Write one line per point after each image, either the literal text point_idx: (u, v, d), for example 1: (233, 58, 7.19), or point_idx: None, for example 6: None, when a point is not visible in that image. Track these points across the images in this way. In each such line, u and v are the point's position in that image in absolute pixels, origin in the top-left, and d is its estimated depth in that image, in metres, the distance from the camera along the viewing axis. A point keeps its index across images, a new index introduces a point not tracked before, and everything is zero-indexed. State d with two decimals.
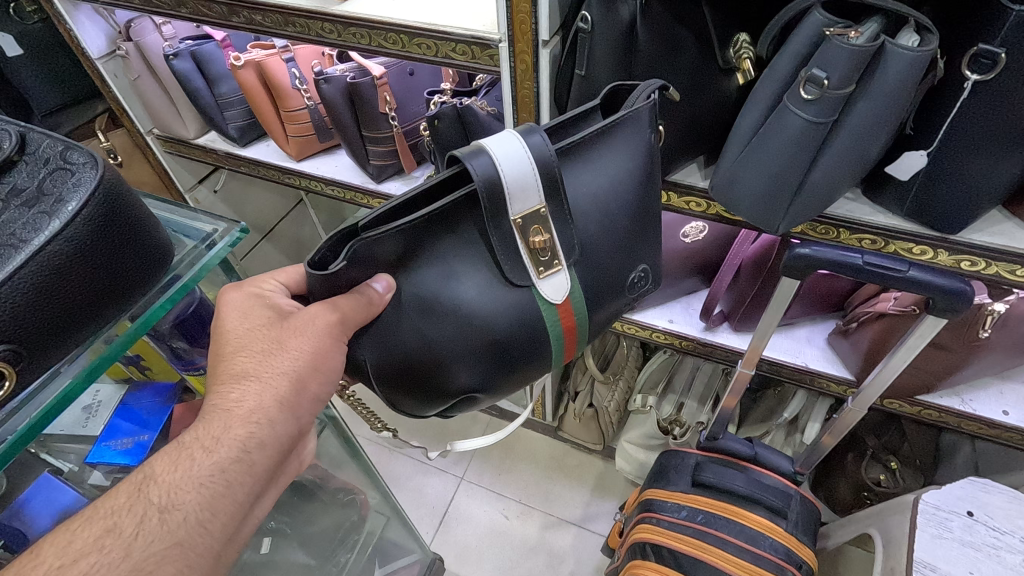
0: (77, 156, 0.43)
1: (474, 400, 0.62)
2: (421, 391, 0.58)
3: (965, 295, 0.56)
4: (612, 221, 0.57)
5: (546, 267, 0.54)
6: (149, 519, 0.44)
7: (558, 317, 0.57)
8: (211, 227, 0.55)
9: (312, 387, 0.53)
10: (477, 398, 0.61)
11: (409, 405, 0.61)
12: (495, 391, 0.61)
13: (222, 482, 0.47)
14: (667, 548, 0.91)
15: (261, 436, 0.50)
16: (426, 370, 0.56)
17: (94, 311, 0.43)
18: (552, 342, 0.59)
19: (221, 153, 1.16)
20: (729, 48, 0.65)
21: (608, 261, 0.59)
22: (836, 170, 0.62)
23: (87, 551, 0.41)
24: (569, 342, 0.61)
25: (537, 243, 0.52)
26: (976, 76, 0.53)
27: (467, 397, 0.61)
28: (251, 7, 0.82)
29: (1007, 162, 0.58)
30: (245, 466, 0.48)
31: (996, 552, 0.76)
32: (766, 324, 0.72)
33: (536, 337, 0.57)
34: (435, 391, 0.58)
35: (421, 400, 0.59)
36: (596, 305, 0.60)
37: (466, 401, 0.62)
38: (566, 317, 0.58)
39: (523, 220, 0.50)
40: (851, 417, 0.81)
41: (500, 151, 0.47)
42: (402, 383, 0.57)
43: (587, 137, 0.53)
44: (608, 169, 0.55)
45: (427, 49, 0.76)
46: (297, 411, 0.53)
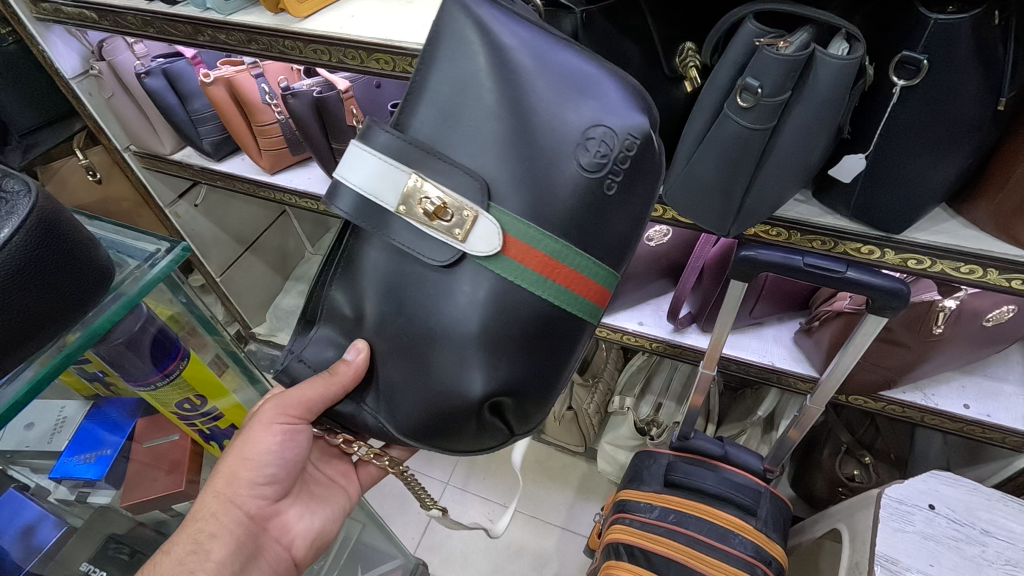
0: (14, 184, 0.43)
1: (521, 407, 0.53)
2: (448, 422, 0.52)
3: (901, 294, 0.58)
4: (514, 117, 0.49)
5: (460, 227, 0.48)
6: None
7: (523, 266, 0.49)
8: (154, 246, 0.56)
9: (241, 475, 0.60)
10: (527, 394, 0.53)
11: (459, 442, 0.54)
12: (541, 376, 0.53)
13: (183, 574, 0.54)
14: (639, 548, 0.92)
15: (210, 528, 0.58)
16: (437, 402, 0.51)
17: (32, 331, 0.43)
18: (541, 294, 0.50)
19: (197, 168, 1.18)
20: (675, 57, 0.66)
21: (542, 156, 0.49)
22: (779, 173, 0.63)
23: None
24: (575, 280, 0.51)
25: (433, 211, 0.48)
26: (902, 81, 0.55)
27: (515, 400, 0.52)
28: (215, 26, 0.84)
29: (942, 162, 0.60)
30: (201, 556, 0.55)
31: (955, 544, 0.77)
32: (722, 323, 0.74)
33: (515, 303, 0.50)
34: (466, 418, 0.52)
35: (459, 433, 0.53)
36: (577, 216, 0.50)
37: (511, 410, 0.53)
38: (529, 258, 0.49)
39: (411, 206, 0.49)
40: (813, 412, 0.82)
41: (350, 172, 0.50)
42: (430, 425, 0.53)
43: (419, 74, 0.52)
44: (464, 79, 0.50)
45: (385, 64, 0.77)
46: (234, 500, 0.60)
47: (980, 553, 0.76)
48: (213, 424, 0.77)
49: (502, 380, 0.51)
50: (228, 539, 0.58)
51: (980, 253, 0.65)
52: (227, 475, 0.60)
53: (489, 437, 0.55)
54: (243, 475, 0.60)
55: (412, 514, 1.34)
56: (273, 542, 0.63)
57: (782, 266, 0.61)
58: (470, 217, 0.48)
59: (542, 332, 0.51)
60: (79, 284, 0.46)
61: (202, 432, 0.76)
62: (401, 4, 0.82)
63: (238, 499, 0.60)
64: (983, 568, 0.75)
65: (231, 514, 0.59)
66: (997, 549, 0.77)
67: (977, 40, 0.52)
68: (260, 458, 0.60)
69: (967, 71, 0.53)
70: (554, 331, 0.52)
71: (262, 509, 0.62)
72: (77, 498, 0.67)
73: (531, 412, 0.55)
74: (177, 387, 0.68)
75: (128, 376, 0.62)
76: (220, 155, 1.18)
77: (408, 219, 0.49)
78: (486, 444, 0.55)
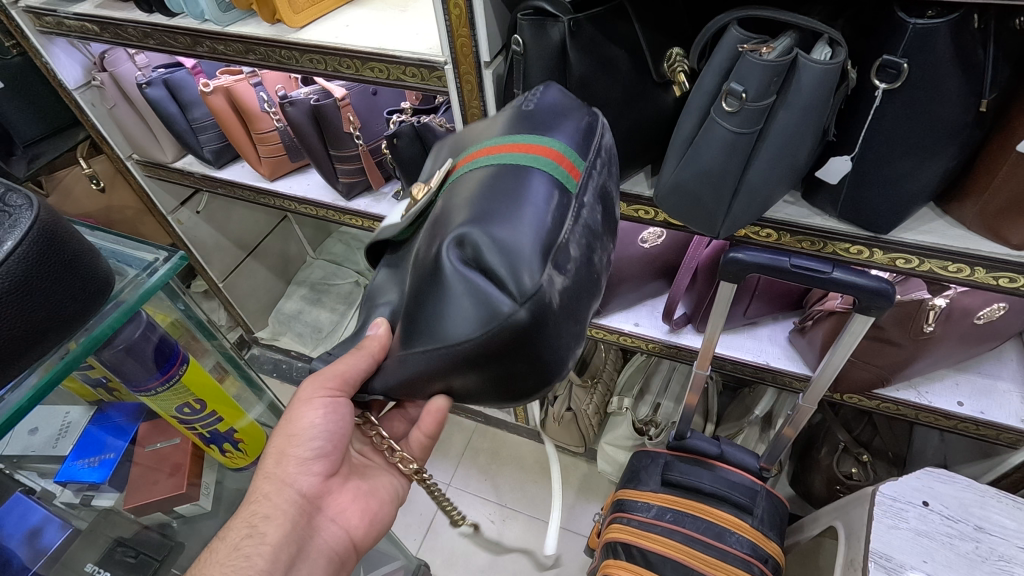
0: (15, 198, 0.44)
1: (501, 250, 0.39)
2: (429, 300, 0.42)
3: (886, 293, 0.59)
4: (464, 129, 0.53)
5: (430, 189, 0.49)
6: None
7: (465, 167, 0.45)
8: (152, 255, 0.58)
9: (288, 456, 0.62)
10: (506, 225, 0.39)
11: (453, 326, 0.42)
12: (520, 208, 0.40)
13: (241, 558, 0.55)
14: (636, 547, 0.93)
15: (265, 510, 0.59)
16: (419, 292, 0.43)
17: (35, 339, 0.44)
18: (490, 167, 0.42)
19: (198, 176, 1.20)
20: (663, 62, 0.68)
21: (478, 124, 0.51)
22: (768, 176, 0.64)
23: None
24: (515, 148, 0.43)
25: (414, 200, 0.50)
26: (883, 84, 0.57)
27: (492, 237, 0.39)
28: (213, 37, 0.86)
29: (926, 163, 0.61)
30: (256, 539, 0.57)
31: (949, 540, 0.78)
32: (714, 324, 0.75)
33: (466, 184, 0.43)
34: (444, 284, 0.41)
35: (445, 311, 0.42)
36: (511, 118, 0.46)
37: (491, 259, 0.39)
38: (472, 158, 0.45)
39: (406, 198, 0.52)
40: (806, 411, 0.83)
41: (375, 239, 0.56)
42: (420, 315, 0.44)
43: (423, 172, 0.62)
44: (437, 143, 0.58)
45: (380, 73, 0.79)
46: (286, 479, 0.61)
47: (974, 549, 0.77)
48: (213, 427, 0.76)
49: (467, 219, 0.40)
50: (283, 522, 0.59)
51: (968, 253, 0.66)
52: (276, 453, 0.62)
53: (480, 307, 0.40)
54: (291, 452, 0.62)
55: (414, 516, 1.35)
56: (326, 522, 0.63)
57: (774, 268, 0.62)
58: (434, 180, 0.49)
59: (502, 184, 0.41)
60: (79, 292, 0.47)
61: (202, 436, 0.76)
62: (394, 13, 0.84)
63: (290, 478, 0.61)
64: (977, 564, 0.76)
65: (284, 495, 0.61)
66: (991, 545, 0.77)
67: (956, 44, 0.53)
68: (307, 432, 0.61)
69: (948, 74, 0.54)
70: (517, 184, 0.40)
71: (314, 486, 0.63)
72: (81, 501, 0.68)
73: (527, 262, 0.39)
74: (177, 392, 0.69)
75: (131, 383, 0.64)
76: (220, 163, 1.19)
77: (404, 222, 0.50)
78: (488, 322, 0.40)
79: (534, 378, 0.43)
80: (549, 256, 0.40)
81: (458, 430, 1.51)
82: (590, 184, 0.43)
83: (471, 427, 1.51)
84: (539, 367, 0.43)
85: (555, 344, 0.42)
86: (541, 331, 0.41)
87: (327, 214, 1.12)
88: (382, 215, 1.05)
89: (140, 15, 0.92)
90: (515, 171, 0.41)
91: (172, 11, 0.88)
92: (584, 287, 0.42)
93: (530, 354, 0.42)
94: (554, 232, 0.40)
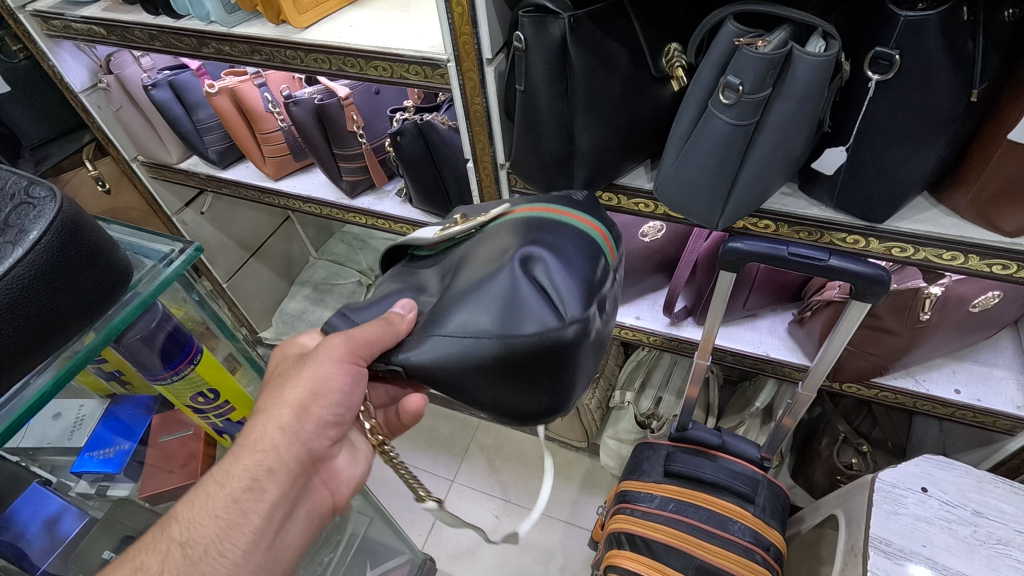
0: (40, 191, 0.46)
1: (569, 280, 0.46)
2: (492, 303, 0.46)
3: (882, 280, 0.60)
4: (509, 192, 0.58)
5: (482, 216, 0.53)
6: (172, 554, 0.47)
7: (520, 217, 0.51)
8: (169, 247, 0.58)
9: None
10: (568, 261, 0.47)
11: (507, 327, 0.45)
12: (576, 255, 0.48)
13: (236, 513, 0.50)
14: (640, 536, 0.94)
15: (269, 464, 0.52)
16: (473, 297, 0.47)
17: (55, 327, 0.46)
18: (554, 222, 0.50)
19: (203, 176, 1.21)
20: (662, 58, 0.69)
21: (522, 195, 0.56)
22: (767, 166, 0.65)
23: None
24: (569, 219, 0.51)
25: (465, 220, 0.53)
26: (877, 76, 0.58)
27: (559, 267, 0.46)
28: (219, 38, 0.88)
29: (920, 153, 0.62)
30: (256, 494, 0.51)
31: (948, 525, 0.79)
32: (713, 316, 0.77)
33: (537, 228, 0.49)
34: (511, 289, 0.46)
35: (501, 316, 0.46)
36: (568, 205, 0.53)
37: (560, 290, 0.46)
38: (525, 208, 0.52)
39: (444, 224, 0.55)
40: (805, 400, 0.84)
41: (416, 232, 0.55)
42: (475, 314, 0.46)
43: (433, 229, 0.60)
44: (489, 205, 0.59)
45: (384, 71, 0.81)
46: None
47: (972, 533, 0.78)
48: (224, 417, 0.78)
49: (547, 250, 0.47)
50: None
51: (962, 241, 0.67)
52: None
53: (538, 324, 0.45)
54: None
55: (419, 512, 1.37)
56: (320, 486, 0.57)
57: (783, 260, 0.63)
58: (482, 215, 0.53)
59: (567, 239, 0.48)
60: (99, 283, 0.48)
61: (214, 425, 0.78)
62: (396, 13, 0.86)
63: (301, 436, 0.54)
64: (975, 547, 0.77)
65: None
66: (989, 529, 0.78)
67: (946, 35, 0.54)
68: None
69: (940, 66, 0.56)
70: (576, 246, 0.48)
71: None
72: (96, 491, 0.69)
73: (585, 297, 0.46)
74: (191, 382, 0.70)
75: (147, 373, 0.66)
76: (225, 163, 1.20)
77: (443, 233, 0.53)
78: (541, 335, 0.45)
79: (542, 402, 0.49)
80: (595, 300, 0.47)
81: (461, 427, 1.52)
82: (615, 273, 0.52)
83: (474, 425, 1.52)
84: (553, 393, 0.49)
85: (573, 374, 0.48)
86: (571, 358, 0.47)
87: (329, 212, 1.14)
88: (385, 213, 1.07)
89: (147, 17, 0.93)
90: (574, 239, 0.49)
91: (178, 13, 0.90)
92: (601, 338, 0.50)
93: (553, 377, 0.47)
94: (599, 285, 0.48)
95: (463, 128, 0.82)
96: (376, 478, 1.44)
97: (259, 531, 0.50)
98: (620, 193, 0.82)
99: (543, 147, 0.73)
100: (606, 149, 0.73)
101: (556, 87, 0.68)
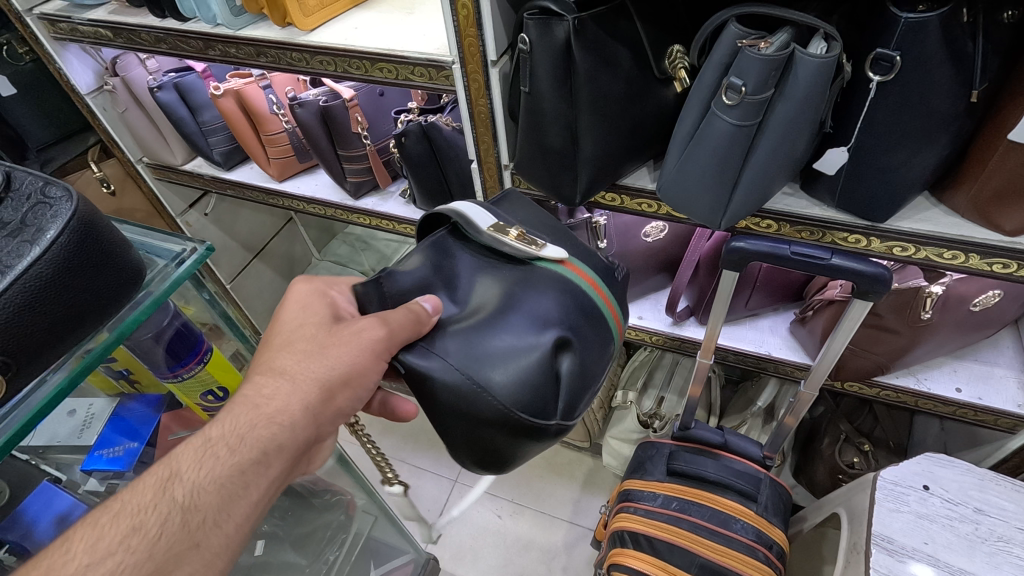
0: (56, 191, 0.47)
1: (565, 373, 0.51)
2: (516, 370, 0.50)
3: (883, 279, 0.61)
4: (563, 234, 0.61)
5: (536, 245, 0.54)
6: (172, 519, 0.45)
7: (564, 277, 0.54)
8: (180, 246, 0.59)
9: None
10: (576, 357, 0.52)
11: (498, 381, 0.49)
12: (587, 355, 0.53)
13: (239, 483, 0.48)
14: (643, 535, 0.94)
15: (281, 440, 0.50)
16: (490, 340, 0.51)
17: (70, 325, 0.46)
18: (585, 307, 0.54)
19: (207, 177, 1.22)
20: (665, 59, 0.70)
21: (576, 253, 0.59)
22: (769, 166, 0.66)
23: (113, 550, 0.42)
24: (600, 308, 0.55)
25: (517, 233, 0.54)
26: (878, 77, 0.59)
27: (566, 359, 0.52)
28: (225, 40, 0.88)
29: (921, 153, 0.63)
30: (261, 468, 0.49)
31: (950, 523, 0.80)
32: (715, 315, 0.77)
33: (572, 303, 0.53)
34: (520, 346, 0.50)
35: (517, 388, 0.49)
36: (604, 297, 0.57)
37: (569, 385, 0.52)
38: (578, 273, 0.55)
39: (504, 225, 0.55)
40: (808, 398, 0.84)
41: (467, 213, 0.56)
42: (480, 349, 0.51)
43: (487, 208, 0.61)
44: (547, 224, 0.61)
45: (389, 73, 0.81)
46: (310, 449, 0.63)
47: (974, 530, 0.79)
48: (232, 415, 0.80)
49: (568, 334, 0.51)
50: None
51: (963, 240, 0.68)
52: None
53: (540, 411, 0.50)
54: None
55: (423, 512, 1.37)
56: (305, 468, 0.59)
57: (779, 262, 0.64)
58: (537, 246, 0.54)
59: (586, 335, 0.53)
60: (112, 282, 0.49)
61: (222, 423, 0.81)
62: (401, 16, 0.86)
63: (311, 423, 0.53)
64: (977, 545, 0.77)
65: None
66: (990, 526, 0.79)
67: (946, 37, 0.55)
68: None
69: (939, 68, 0.57)
70: (590, 343, 0.53)
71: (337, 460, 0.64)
72: (105, 489, 0.68)
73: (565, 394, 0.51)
74: (200, 379, 0.72)
75: (157, 370, 0.68)
76: (229, 165, 1.21)
77: (493, 236, 0.54)
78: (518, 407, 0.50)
79: (488, 459, 0.53)
80: (575, 400, 0.52)
81: None
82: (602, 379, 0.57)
83: None
84: (501, 456, 0.53)
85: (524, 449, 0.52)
86: (525, 436, 0.51)
87: (334, 212, 1.15)
88: (389, 214, 1.07)
89: (153, 19, 0.94)
90: (590, 331, 0.53)
91: (184, 16, 0.91)
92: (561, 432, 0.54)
93: (508, 444, 0.52)
94: (584, 388, 0.53)
95: (468, 129, 0.82)
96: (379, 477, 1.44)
97: (255, 507, 0.49)
98: (624, 193, 0.83)
99: (548, 148, 0.74)
100: (610, 149, 0.73)
101: (560, 89, 0.68)
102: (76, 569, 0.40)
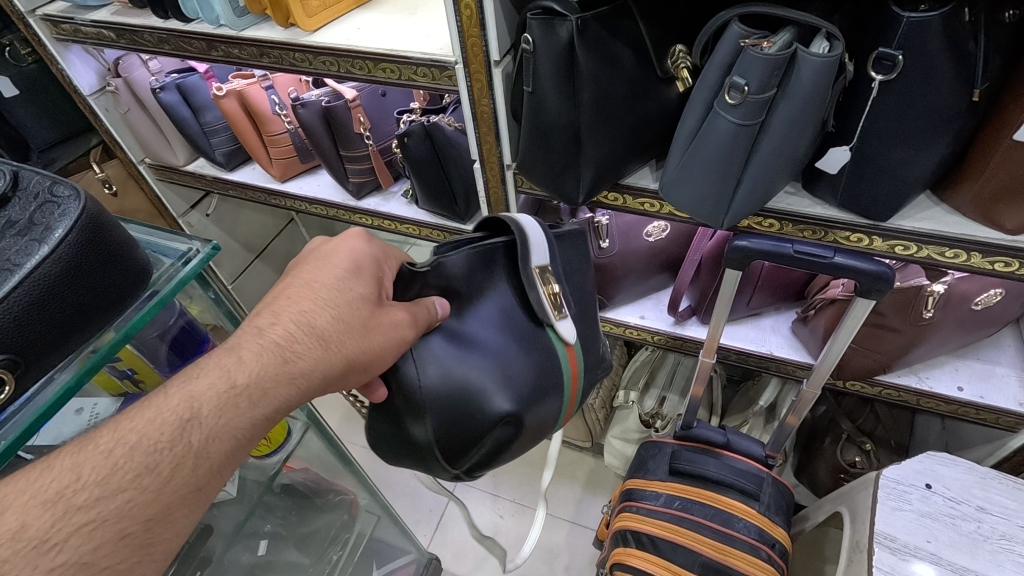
0: (63, 190, 0.47)
1: (490, 444, 0.54)
2: (452, 419, 0.53)
3: (886, 277, 0.61)
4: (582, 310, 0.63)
5: (559, 315, 0.56)
6: (184, 465, 0.41)
7: (558, 357, 0.57)
8: (186, 245, 0.59)
9: None
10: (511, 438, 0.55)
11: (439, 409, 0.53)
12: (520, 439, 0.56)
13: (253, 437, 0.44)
14: (646, 534, 0.95)
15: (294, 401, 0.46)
16: (466, 376, 0.53)
17: (76, 323, 0.46)
18: (551, 395, 0.56)
19: (209, 178, 1.22)
20: (667, 59, 0.71)
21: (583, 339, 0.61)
22: (772, 165, 0.66)
23: (123, 488, 0.39)
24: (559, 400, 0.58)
25: (554, 293, 0.55)
26: (880, 76, 0.59)
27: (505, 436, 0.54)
28: (228, 41, 0.89)
29: (923, 152, 0.63)
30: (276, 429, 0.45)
31: (952, 521, 0.80)
32: (718, 315, 0.78)
33: (542, 385, 0.55)
34: (473, 394, 0.53)
35: (442, 430, 0.53)
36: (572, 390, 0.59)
37: (484, 453, 0.55)
38: (571, 363, 0.58)
39: (547, 274, 0.56)
40: (810, 397, 0.84)
41: (530, 235, 0.55)
42: (450, 374, 0.53)
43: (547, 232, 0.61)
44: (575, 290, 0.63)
45: (392, 73, 0.82)
46: None
47: (976, 529, 0.79)
48: None
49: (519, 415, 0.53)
50: None
51: (964, 239, 0.68)
52: None
53: (448, 456, 0.55)
54: None
55: (425, 512, 1.37)
56: None
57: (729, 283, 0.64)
58: (561, 316, 0.56)
59: (528, 423, 0.55)
60: (119, 281, 0.49)
61: None
62: (403, 17, 0.87)
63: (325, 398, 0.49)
64: (980, 543, 0.77)
65: None
66: (993, 525, 0.79)
67: (948, 36, 0.55)
68: None
69: (941, 67, 0.57)
70: (527, 430, 0.56)
71: None
72: None
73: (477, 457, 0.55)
74: None
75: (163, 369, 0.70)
76: (232, 165, 1.21)
77: (534, 278, 0.54)
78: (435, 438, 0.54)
79: (391, 447, 0.59)
80: (479, 463, 0.56)
81: None
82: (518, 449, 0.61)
83: None
84: (402, 454, 0.58)
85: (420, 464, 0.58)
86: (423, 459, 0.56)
87: (335, 213, 1.15)
88: (392, 214, 1.08)
89: (156, 21, 0.94)
90: (535, 417, 0.56)
91: (187, 17, 0.91)
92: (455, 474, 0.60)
93: (411, 453, 0.57)
94: (493, 461, 0.56)
95: (471, 129, 0.83)
96: (380, 478, 1.44)
97: None
98: (626, 193, 0.83)
99: (550, 148, 0.74)
100: (613, 149, 0.74)
101: (563, 89, 0.68)
102: (84, 502, 0.37)
